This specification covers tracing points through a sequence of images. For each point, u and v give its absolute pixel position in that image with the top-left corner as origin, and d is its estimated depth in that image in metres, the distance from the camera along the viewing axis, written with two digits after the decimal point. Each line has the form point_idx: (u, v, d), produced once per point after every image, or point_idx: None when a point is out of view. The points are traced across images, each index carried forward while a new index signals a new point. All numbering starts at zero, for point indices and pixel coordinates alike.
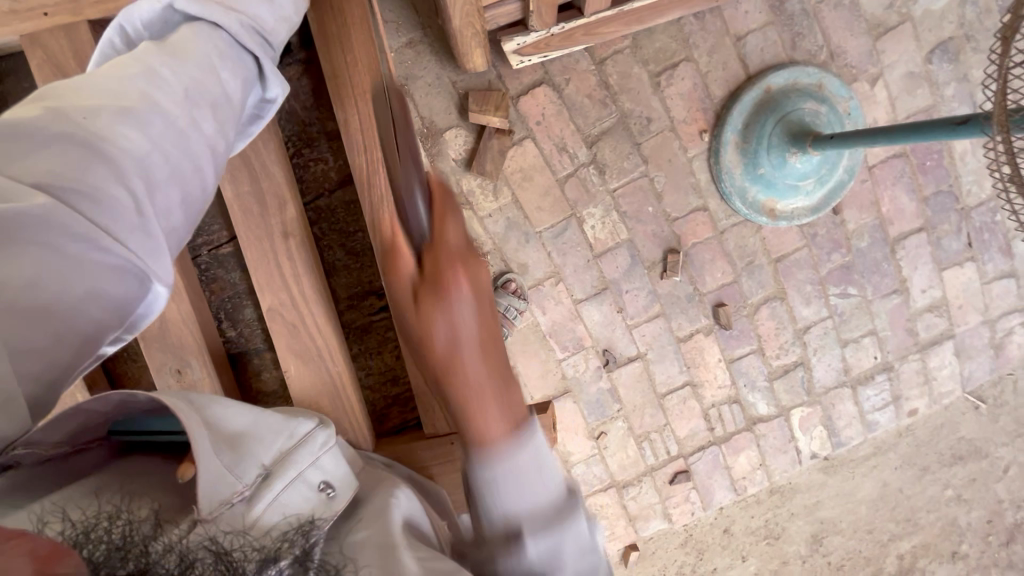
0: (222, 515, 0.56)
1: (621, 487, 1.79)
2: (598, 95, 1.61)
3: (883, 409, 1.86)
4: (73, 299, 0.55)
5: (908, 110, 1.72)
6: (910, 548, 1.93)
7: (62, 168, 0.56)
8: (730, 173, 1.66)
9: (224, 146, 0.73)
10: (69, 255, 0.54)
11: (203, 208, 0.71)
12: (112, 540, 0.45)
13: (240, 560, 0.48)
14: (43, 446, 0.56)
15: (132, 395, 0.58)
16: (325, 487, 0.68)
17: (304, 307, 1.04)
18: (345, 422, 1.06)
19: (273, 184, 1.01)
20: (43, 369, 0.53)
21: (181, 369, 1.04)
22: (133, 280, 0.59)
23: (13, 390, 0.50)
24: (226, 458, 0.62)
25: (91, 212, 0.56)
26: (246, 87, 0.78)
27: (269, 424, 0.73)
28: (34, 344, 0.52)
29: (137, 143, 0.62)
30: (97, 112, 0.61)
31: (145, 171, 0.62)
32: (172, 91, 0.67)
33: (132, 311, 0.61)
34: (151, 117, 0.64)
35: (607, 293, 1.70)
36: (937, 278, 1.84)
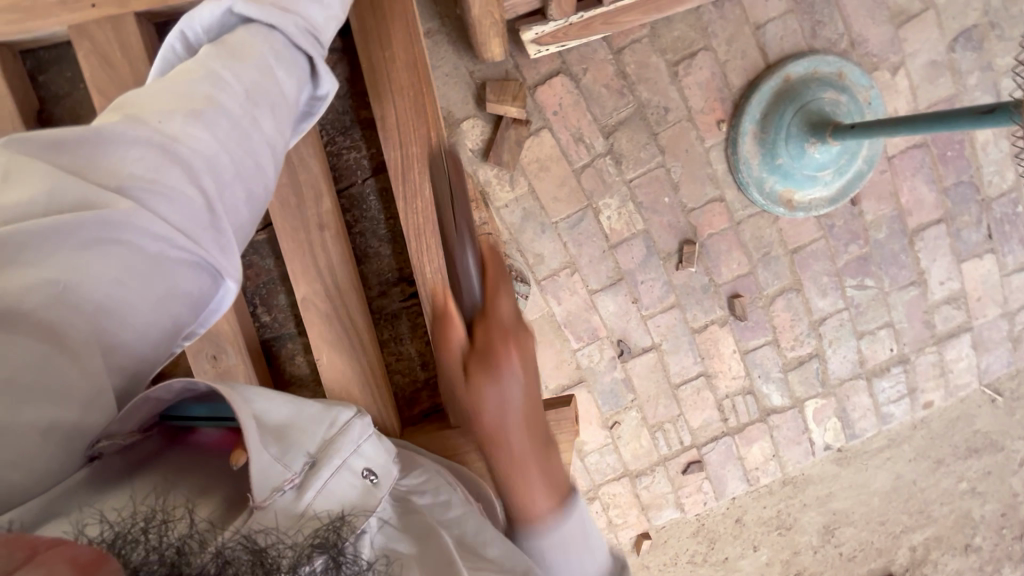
0: (275, 503, 0.57)
1: (634, 477, 1.80)
2: (615, 84, 1.61)
3: (898, 401, 1.86)
4: (152, 301, 0.56)
5: (930, 99, 1.70)
6: (923, 540, 1.94)
7: (140, 170, 0.57)
8: (748, 164, 1.65)
9: (285, 145, 0.71)
10: (148, 257, 0.56)
11: (265, 206, 0.69)
12: (148, 543, 0.46)
13: (274, 556, 0.49)
14: (120, 435, 0.56)
15: (195, 382, 0.56)
16: (369, 475, 0.68)
17: (337, 297, 1.05)
18: (376, 410, 1.08)
19: (309, 173, 1.02)
20: (129, 364, 0.56)
21: (216, 355, 1.05)
22: (207, 278, 0.60)
23: (104, 385, 0.53)
24: (275, 448, 0.62)
25: (165, 215, 0.56)
26: (300, 84, 0.75)
27: (311, 415, 0.72)
28: (119, 344, 0.55)
29: (204, 142, 0.61)
30: (169, 114, 0.61)
31: (212, 169, 0.61)
32: (234, 91, 0.66)
33: (207, 309, 0.62)
34: (216, 117, 0.63)
35: (622, 283, 1.71)
36: (956, 270, 1.83)
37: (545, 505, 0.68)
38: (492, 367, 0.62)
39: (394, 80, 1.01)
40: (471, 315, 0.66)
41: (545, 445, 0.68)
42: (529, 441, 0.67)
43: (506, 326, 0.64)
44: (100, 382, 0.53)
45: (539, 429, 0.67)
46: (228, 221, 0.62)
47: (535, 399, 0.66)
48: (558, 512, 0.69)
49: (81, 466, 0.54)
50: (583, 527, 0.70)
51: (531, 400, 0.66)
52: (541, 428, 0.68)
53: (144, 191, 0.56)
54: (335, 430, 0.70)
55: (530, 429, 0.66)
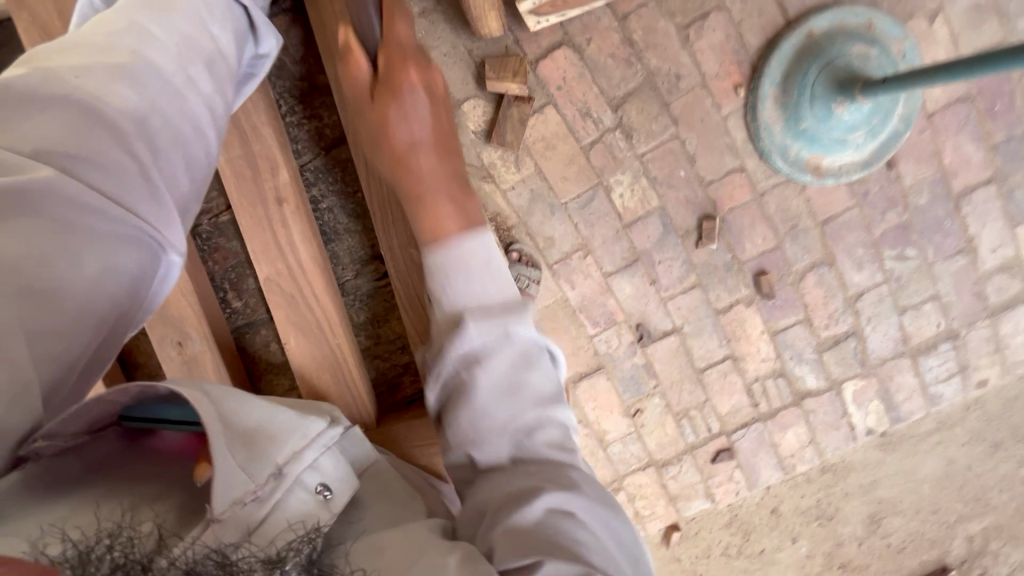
0: (234, 515, 0.55)
1: (660, 466, 1.72)
2: (622, 53, 1.52)
3: (947, 380, 1.72)
4: (84, 280, 0.51)
5: (974, 47, 1.54)
6: (980, 529, 1.79)
7: (63, 134, 0.51)
8: (769, 130, 1.54)
9: (224, 108, 0.68)
10: (79, 229, 0.51)
11: (209, 174, 0.66)
12: (114, 560, 0.43)
13: (245, 569, 0.46)
14: (63, 437, 0.52)
15: (154, 386, 0.54)
16: (322, 490, 0.63)
17: (302, 276, 1.02)
18: (347, 394, 1.04)
19: (263, 145, 0.99)
20: (61, 353, 0.50)
21: (182, 341, 1.03)
22: (145, 249, 0.56)
23: (32, 377, 0.48)
24: (240, 458, 0.58)
25: (99, 186, 0.52)
26: (239, 42, 0.72)
27: (285, 421, 0.67)
28: (49, 326, 0.49)
29: (133, 102, 0.57)
30: (90, 71, 0.56)
31: (145, 133, 0.57)
32: (163, 46, 0.62)
33: (146, 283, 0.57)
34: (146, 75, 0.59)
35: (639, 264, 1.62)
36: (1010, 235, 1.67)
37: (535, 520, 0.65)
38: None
39: (343, 41, 0.89)
40: None
41: None
42: None
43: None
44: (29, 375, 0.48)
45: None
46: (166, 186, 0.59)
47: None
48: (529, 482, 0.64)
49: (14, 470, 0.51)
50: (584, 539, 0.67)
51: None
52: None
53: (68, 156, 0.51)
54: (308, 441, 0.66)
55: None
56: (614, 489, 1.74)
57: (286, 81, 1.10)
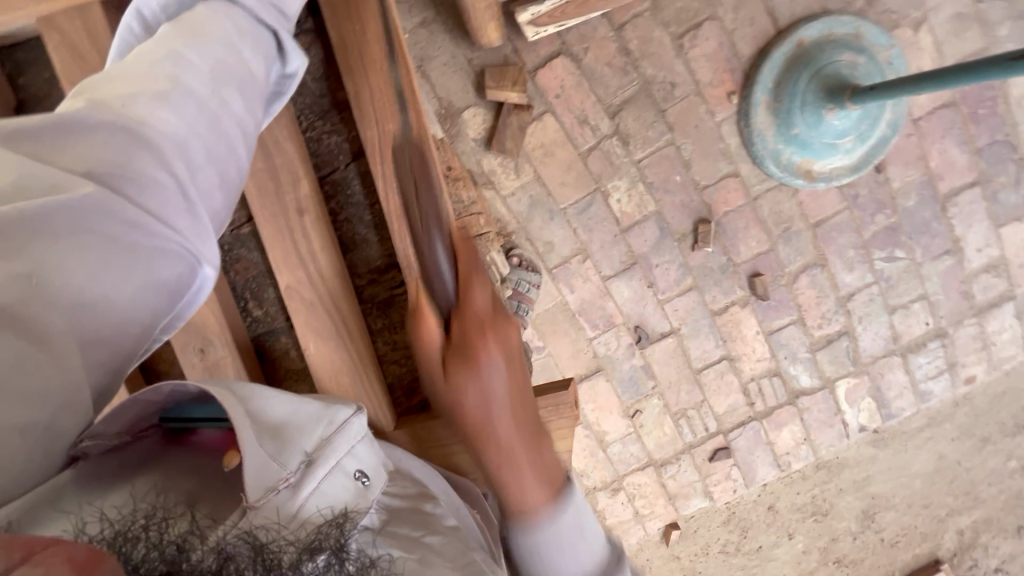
0: (268, 502, 0.56)
1: (659, 466, 1.75)
2: (618, 62, 1.56)
3: (937, 377, 1.76)
4: (130, 294, 0.53)
5: (958, 55, 1.60)
6: (970, 523, 1.83)
7: (110, 156, 0.53)
8: (762, 136, 1.58)
9: (254, 126, 0.70)
10: (125, 244, 0.53)
11: (239, 193, 0.68)
12: (150, 539, 0.45)
13: (275, 552, 0.49)
14: (106, 436, 0.56)
15: (185, 383, 0.58)
16: (360, 475, 0.67)
17: (321, 285, 1.04)
18: (367, 401, 1.06)
19: (284, 156, 1.01)
20: (108, 361, 0.53)
21: (203, 348, 1.05)
22: (183, 263, 0.57)
23: (81, 384, 0.50)
24: (271, 447, 0.61)
25: (141, 202, 0.54)
26: (267, 63, 0.74)
27: (307, 413, 0.70)
28: (101, 338, 0.51)
29: (173, 125, 0.59)
30: (133, 97, 0.58)
31: (183, 153, 0.59)
32: (199, 72, 0.64)
33: (185, 297, 0.59)
34: (184, 99, 0.61)
35: (636, 268, 1.66)
36: (995, 236, 1.72)
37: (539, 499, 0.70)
38: (472, 363, 0.67)
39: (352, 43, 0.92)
40: (446, 309, 0.70)
41: (531, 427, 0.71)
42: (515, 425, 0.70)
43: (480, 317, 0.69)
44: (78, 382, 0.50)
45: (525, 414, 0.71)
46: (201, 203, 0.61)
47: (520, 383, 0.70)
48: (549, 498, 0.70)
49: (65, 469, 0.53)
50: (576, 524, 0.72)
51: (515, 387, 0.70)
52: (525, 405, 0.71)
53: (116, 176, 0.53)
54: (332, 428, 0.69)
55: (515, 411, 0.70)
56: (615, 489, 1.77)
57: (303, 95, 1.11)
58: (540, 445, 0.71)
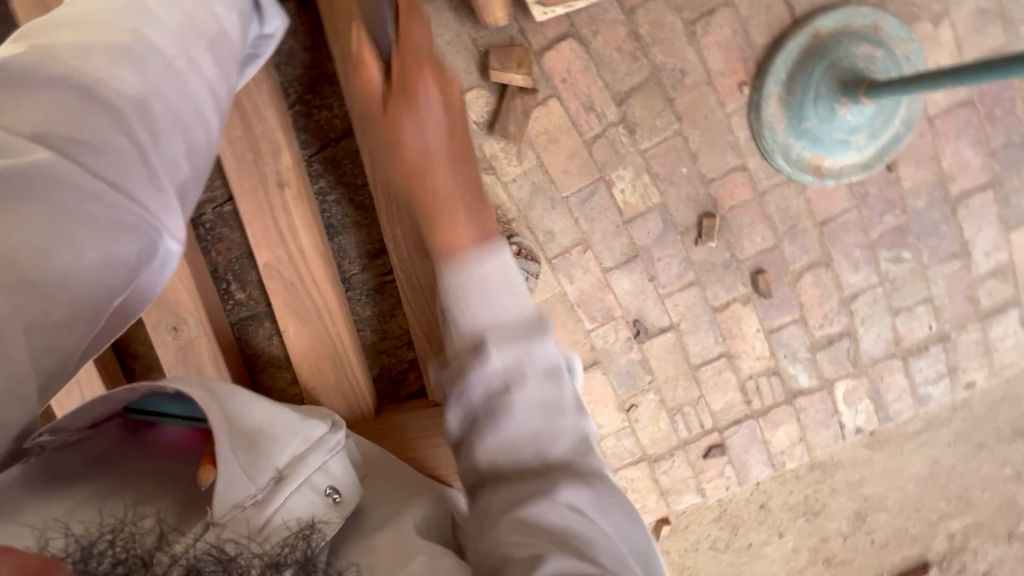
0: (235, 518, 0.55)
1: (653, 461, 1.74)
2: (628, 47, 1.51)
3: (936, 381, 1.74)
4: (87, 268, 0.49)
5: (977, 52, 1.55)
6: (961, 527, 1.82)
7: (63, 118, 0.49)
8: (773, 129, 1.54)
9: (227, 90, 0.66)
10: (79, 216, 0.49)
11: (210, 162, 0.64)
12: (116, 555, 0.43)
13: (242, 567, 0.45)
14: (66, 431, 0.55)
15: (163, 386, 0.56)
16: (331, 492, 0.63)
17: (302, 264, 1.01)
18: (348, 385, 1.04)
19: (266, 126, 0.97)
20: (61, 344, 0.48)
21: (178, 326, 1.01)
22: (144, 237, 0.54)
23: (25, 375, 0.45)
24: (241, 457, 0.58)
25: (97, 170, 0.51)
26: (243, 23, 0.70)
27: (286, 424, 0.66)
28: (53, 317, 0.47)
29: (135, 86, 0.55)
30: (90, 50, 0.53)
31: (146, 116, 0.55)
32: (165, 27, 0.59)
33: (146, 269, 0.56)
34: (148, 57, 0.57)
35: (638, 260, 1.62)
36: (1004, 240, 1.69)
37: (468, 236, 0.69)
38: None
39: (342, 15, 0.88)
40: (384, 64, 0.76)
41: (477, 198, 0.73)
42: (454, 174, 0.73)
43: (417, 95, 0.72)
44: (23, 373, 0.45)
45: (466, 167, 0.73)
46: (166, 171, 0.57)
47: (457, 131, 0.74)
48: (516, 331, 0.65)
49: (14, 465, 0.53)
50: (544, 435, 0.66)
51: (452, 131, 0.73)
52: (466, 159, 0.74)
53: (68, 140, 0.49)
54: (307, 446, 0.64)
55: (454, 158, 0.73)
56: None
57: (296, 67, 1.07)
58: (480, 203, 0.73)
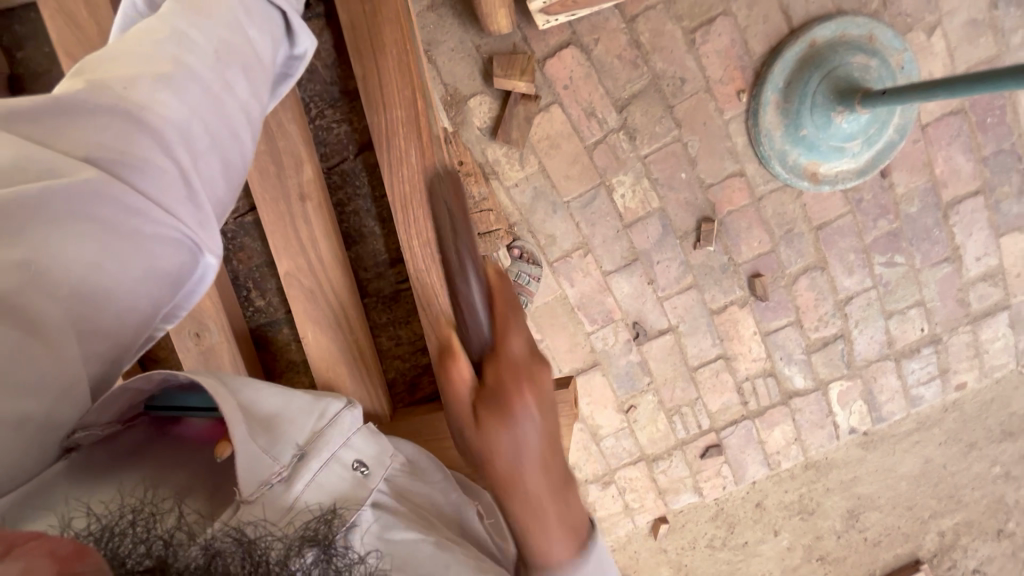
0: (264, 495, 0.58)
1: (651, 461, 1.77)
2: (629, 55, 1.54)
3: (928, 382, 1.78)
4: (129, 283, 0.52)
5: (969, 62, 1.58)
6: (952, 525, 1.86)
7: (110, 141, 0.52)
8: (770, 136, 1.57)
9: (259, 109, 0.67)
10: (126, 234, 0.51)
11: (244, 178, 0.66)
12: (137, 533, 0.45)
13: (264, 547, 0.48)
14: (98, 426, 0.55)
15: (177, 374, 0.58)
16: (359, 466, 0.68)
17: (322, 274, 1.03)
18: (367, 392, 1.06)
19: (277, 135, 0.98)
20: (106, 350, 0.52)
21: (199, 332, 1.04)
22: (182, 251, 0.55)
23: (78, 377, 0.50)
24: (262, 440, 0.63)
25: (140, 187, 0.52)
26: (274, 44, 0.71)
27: (300, 407, 0.72)
28: (101, 326, 0.51)
29: (176, 110, 0.56)
30: (135, 78, 0.55)
31: (185, 139, 0.57)
32: (203, 53, 0.61)
33: (185, 285, 0.57)
34: (187, 82, 0.58)
35: (637, 264, 1.65)
36: (994, 245, 1.73)
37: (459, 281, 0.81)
38: (505, 411, 0.57)
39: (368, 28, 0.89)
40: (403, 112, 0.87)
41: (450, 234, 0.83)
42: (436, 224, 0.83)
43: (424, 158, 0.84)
44: (74, 374, 0.49)
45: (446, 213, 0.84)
46: (204, 191, 0.58)
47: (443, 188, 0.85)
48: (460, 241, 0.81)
49: (60, 459, 0.54)
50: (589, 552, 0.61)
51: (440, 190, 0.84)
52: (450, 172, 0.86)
53: (114, 162, 0.51)
54: (325, 423, 0.70)
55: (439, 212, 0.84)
56: (606, 482, 1.78)
57: (310, 78, 1.09)
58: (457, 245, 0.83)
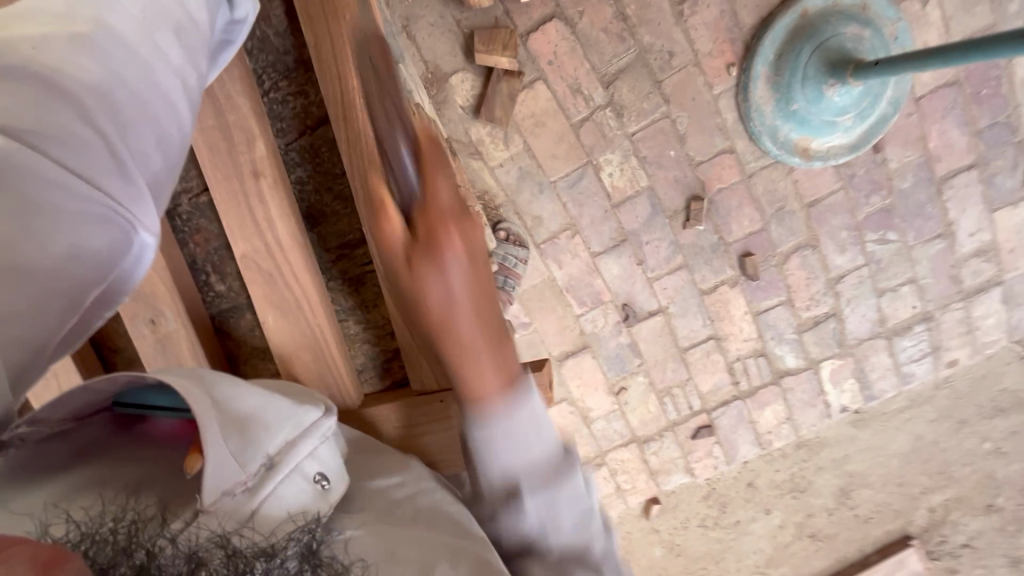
0: (223, 505, 0.55)
1: (642, 442, 1.76)
2: (614, 28, 1.49)
3: (920, 360, 1.77)
4: (55, 262, 0.49)
5: (965, 31, 1.54)
6: (942, 501, 1.87)
7: (22, 108, 0.48)
8: (760, 111, 1.53)
9: (196, 79, 0.64)
10: (46, 208, 0.48)
11: (182, 152, 0.63)
12: (117, 543, 0.43)
13: (248, 557, 0.46)
14: (49, 422, 0.56)
15: (140, 375, 0.56)
16: (320, 479, 0.62)
17: (280, 255, 1.00)
18: (330, 377, 1.04)
19: (240, 113, 0.95)
20: (27, 335, 0.48)
21: (155, 318, 1.01)
22: (114, 228, 0.53)
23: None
24: (231, 445, 0.58)
25: (61, 160, 0.50)
26: (212, 9, 0.68)
27: (275, 411, 0.65)
28: (18, 311, 0.47)
29: (94, 74, 0.53)
30: (48, 40, 0.52)
31: (111, 106, 0.54)
32: (128, 14, 0.57)
33: (120, 263, 0.55)
34: (109, 44, 0.55)
35: (626, 245, 1.62)
36: (988, 220, 1.70)
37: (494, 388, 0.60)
38: (454, 378, 0.62)
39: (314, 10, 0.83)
40: (408, 209, 0.55)
41: (494, 325, 0.60)
42: (476, 322, 0.59)
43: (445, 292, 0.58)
44: None
45: (487, 304, 0.59)
46: (135, 164, 0.56)
47: (482, 280, 0.58)
48: (507, 393, 0.61)
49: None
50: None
51: (477, 293, 0.58)
52: (491, 305, 0.60)
53: (31, 132, 0.48)
54: (299, 431, 0.63)
55: (477, 309, 0.58)
56: (597, 464, 1.78)
57: (266, 51, 1.03)
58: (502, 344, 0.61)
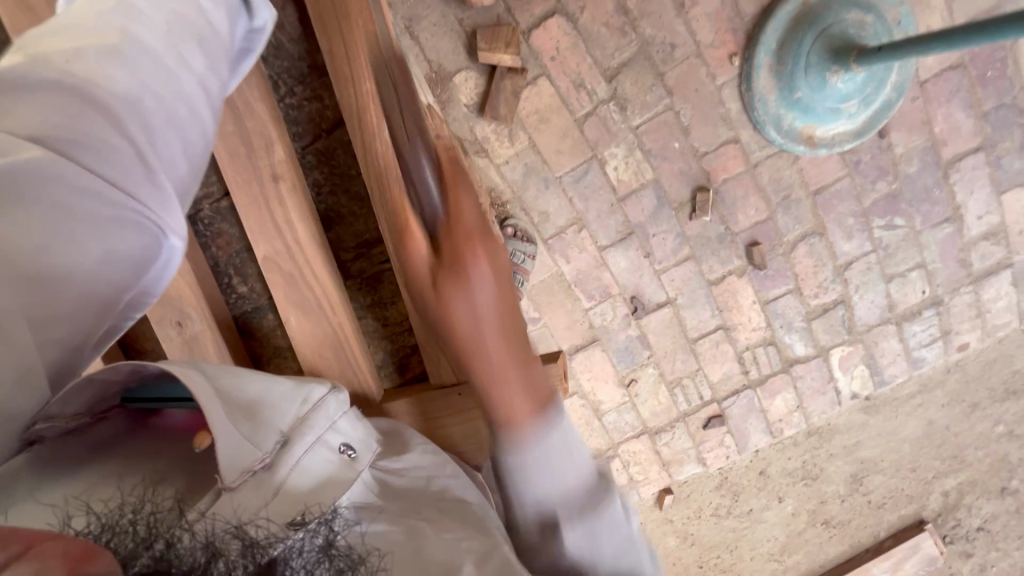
0: (244, 484, 0.57)
1: (654, 434, 1.77)
2: (616, 22, 1.49)
3: (930, 345, 1.77)
4: (89, 266, 0.52)
5: (969, 12, 1.53)
6: (955, 485, 1.87)
7: (58, 119, 0.51)
8: (764, 100, 1.54)
9: (218, 87, 0.66)
10: (83, 215, 0.51)
11: (205, 159, 0.65)
12: (138, 532, 0.44)
13: (264, 548, 0.48)
14: (61, 418, 0.54)
15: (143, 363, 0.56)
16: (347, 449, 0.69)
17: (300, 255, 1.02)
18: (352, 375, 1.06)
19: (251, 118, 0.97)
20: (66, 335, 0.51)
21: (181, 321, 1.03)
22: (145, 234, 0.55)
23: (36, 363, 0.49)
24: (243, 428, 0.62)
25: (96, 169, 0.52)
26: (231, 19, 0.69)
27: (280, 393, 0.72)
28: (58, 313, 0.50)
29: (123, 84, 0.55)
30: (79, 52, 0.54)
31: (140, 117, 0.56)
32: (153, 25, 0.60)
33: (150, 267, 0.57)
34: (136, 56, 0.57)
35: (633, 238, 1.63)
36: (996, 203, 1.70)
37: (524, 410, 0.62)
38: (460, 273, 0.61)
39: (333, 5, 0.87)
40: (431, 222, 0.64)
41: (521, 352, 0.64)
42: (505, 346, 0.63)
43: (468, 229, 0.62)
44: (31, 361, 0.49)
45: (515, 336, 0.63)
46: (164, 174, 0.58)
47: (507, 302, 0.63)
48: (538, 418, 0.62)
49: (21, 452, 0.55)
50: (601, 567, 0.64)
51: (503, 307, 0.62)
52: (514, 322, 0.64)
53: (67, 141, 0.51)
54: (307, 407, 0.71)
55: (505, 331, 0.63)
56: (610, 456, 1.79)
57: (281, 58, 1.06)
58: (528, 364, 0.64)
